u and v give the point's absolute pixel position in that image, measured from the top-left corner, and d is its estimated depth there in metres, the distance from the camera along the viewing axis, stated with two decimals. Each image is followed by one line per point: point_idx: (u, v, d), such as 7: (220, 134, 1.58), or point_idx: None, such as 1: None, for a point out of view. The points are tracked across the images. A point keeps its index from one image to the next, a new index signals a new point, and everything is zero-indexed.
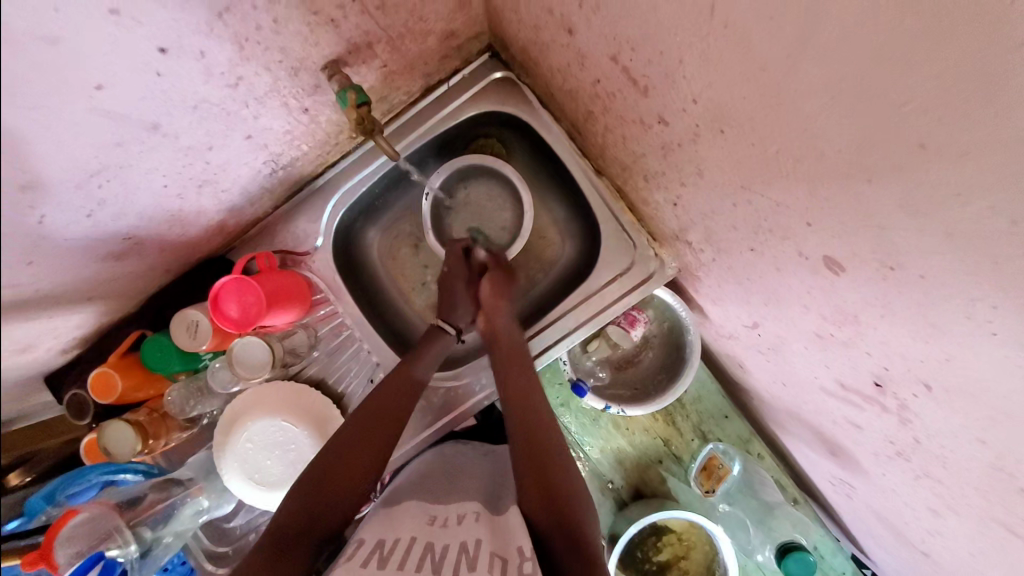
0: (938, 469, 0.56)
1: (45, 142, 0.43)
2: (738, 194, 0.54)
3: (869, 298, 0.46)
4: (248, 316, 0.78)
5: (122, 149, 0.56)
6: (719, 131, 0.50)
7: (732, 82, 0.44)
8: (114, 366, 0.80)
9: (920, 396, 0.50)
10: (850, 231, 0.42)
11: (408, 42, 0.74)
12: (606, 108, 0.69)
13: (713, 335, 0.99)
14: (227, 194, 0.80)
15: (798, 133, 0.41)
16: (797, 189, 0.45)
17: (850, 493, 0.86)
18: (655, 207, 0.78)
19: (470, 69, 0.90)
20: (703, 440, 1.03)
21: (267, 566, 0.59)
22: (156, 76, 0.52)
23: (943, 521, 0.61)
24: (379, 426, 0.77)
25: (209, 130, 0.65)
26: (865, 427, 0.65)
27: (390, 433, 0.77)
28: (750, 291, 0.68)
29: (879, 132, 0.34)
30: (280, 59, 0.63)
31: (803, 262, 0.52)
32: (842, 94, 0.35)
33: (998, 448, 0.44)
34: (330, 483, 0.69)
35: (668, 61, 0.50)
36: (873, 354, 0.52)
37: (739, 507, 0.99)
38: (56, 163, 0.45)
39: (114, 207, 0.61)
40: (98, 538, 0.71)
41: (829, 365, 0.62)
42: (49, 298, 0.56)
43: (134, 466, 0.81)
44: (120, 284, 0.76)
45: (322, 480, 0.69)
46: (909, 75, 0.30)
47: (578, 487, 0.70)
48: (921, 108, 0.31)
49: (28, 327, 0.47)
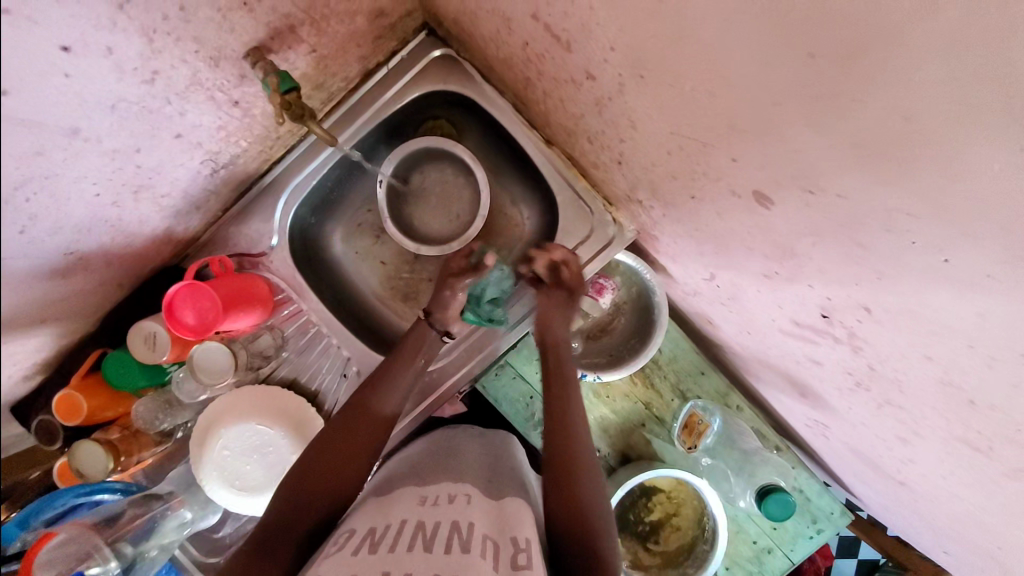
0: (896, 394, 0.57)
1: None
2: (670, 142, 0.54)
3: (800, 228, 0.46)
4: (206, 322, 0.77)
5: (44, 158, 0.55)
6: (640, 77, 0.50)
7: (640, 22, 0.43)
8: (77, 386, 0.80)
9: (864, 320, 0.51)
10: (771, 160, 0.43)
11: (334, 23, 0.73)
12: (540, 71, 0.68)
13: (679, 293, 1.00)
14: (169, 199, 0.78)
15: (706, 64, 0.40)
16: (719, 126, 0.45)
17: (825, 432, 0.88)
18: (604, 168, 0.78)
19: (407, 49, 0.89)
20: (682, 399, 1.03)
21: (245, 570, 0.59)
22: (65, 78, 0.51)
23: (910, 446, 0.63)
24: (369, 437, 0.76)
25: (133, 131, 0.63)
26: (825, 362, 0.66)
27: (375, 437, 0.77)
28: (703, 243, 0.69)
29: (774, 50, 0.34)
30: (196, 49, 0.61)
31: (738, 202, 0.52)
32: (735, 16, 0.35)
33: (944, 363, 0.45)
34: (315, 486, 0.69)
35: (581, 11, 0.49)
36: (816, 286, 0.52)
37: (721, 459, 1.01)
38: None
39: (47, 219, 0.61)
40: (78, 558, 0.70)
41: (782, 305, 0.63)
42: None
43: (110, 486, 0.79)
44: (70, 303, 0.75)
45: (307, 476, 0.69)
46: None
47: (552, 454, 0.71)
48: (807, 16, 0.31)
49: None
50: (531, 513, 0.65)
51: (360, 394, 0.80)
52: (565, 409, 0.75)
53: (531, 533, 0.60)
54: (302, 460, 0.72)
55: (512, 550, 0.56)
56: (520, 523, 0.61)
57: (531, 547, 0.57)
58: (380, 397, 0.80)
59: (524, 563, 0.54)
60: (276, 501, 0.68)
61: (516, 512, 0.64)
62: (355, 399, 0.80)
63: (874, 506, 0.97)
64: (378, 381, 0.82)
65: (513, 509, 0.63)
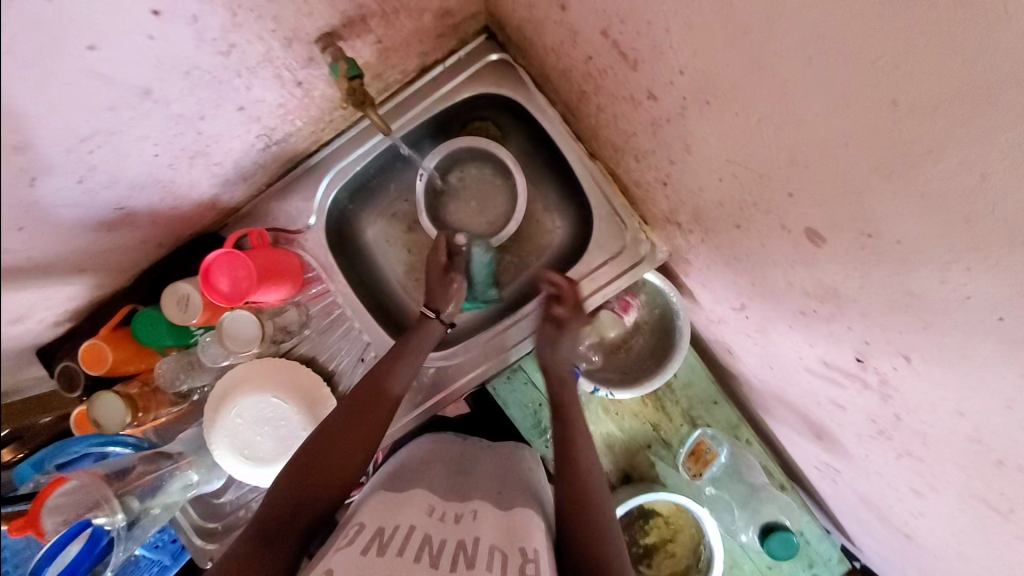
0: (919, 447, 0.56)
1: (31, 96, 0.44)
2: (724, 169, 0.54)
3: (849, 268, 0.46)
4: (239, 290, 0.78)
5: (113, 113, 0.56)
6: (706, 103, 0.50)
7: (717, 51, 0.44)
8: (105, 338, 0.81)
9: (900, 369, 0.50)
10: (828, 200, 0.43)
11: (403, 17, 0.75)
12: (598, 86, 0.70)
13: (702, 320, 1.00)
14: (220, 168, 0.80)
15: (780, 98, 0.41)
16: (781, 161, 0.46)
17: (835, 477, 0.87)
18: (647, 188, 0.78)
19: (466, 49, 0.90)
20: (692, 425, 1.03)
21: (247, 561, 0.59)
22: (148, 39, 0.53)
23: (924, 500, 0.62)
24: (366, 434, 0.75)
25: (201, 99, 0.65)
26: (849, 406, 0.66)
27: (379, 427, 0.77)
28: (738, 271, 0.69)
29: (854, 95, 0.35)
30: (274, 28, 0.63)
31: (786, 236, 0.52)
32: (820, 58, 0.35)
33: (975, 419, 0.45)
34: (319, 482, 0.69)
35: (656, 33, 0.50)
36: (855, 328, 0.52)
37: (725, 490, 1.00)
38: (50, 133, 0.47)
39: (107, 174, 0.61)
40: (85, 507, 0.71)
41: (812, 344, 0.63)
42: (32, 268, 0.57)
43: (124, 439, 0.82)
44: (109, 257, 0.76)
45: (310, 475, 0.69)
46: (884, 33, 0.31)
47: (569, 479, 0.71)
48: (894, 65, 0.31)
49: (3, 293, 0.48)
50: (540, 529, 0.66)
51: (365, 389, 0.79)
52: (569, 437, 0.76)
53: (539, 545, 0.62)
54: (307, 450, 0.71)
55: (519, 560, 0.58)
56: (528, 535, 0.63)
57: (539, 559, 0.60)
58: (386, 392, 0.79)
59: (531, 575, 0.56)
60: (279, 489, 0.68)
61: (526, 524, 0.65)
62: (362, 389, 0.79)
63: (874, 560, 0.95)
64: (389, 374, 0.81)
65: (517, 525, 0.64)
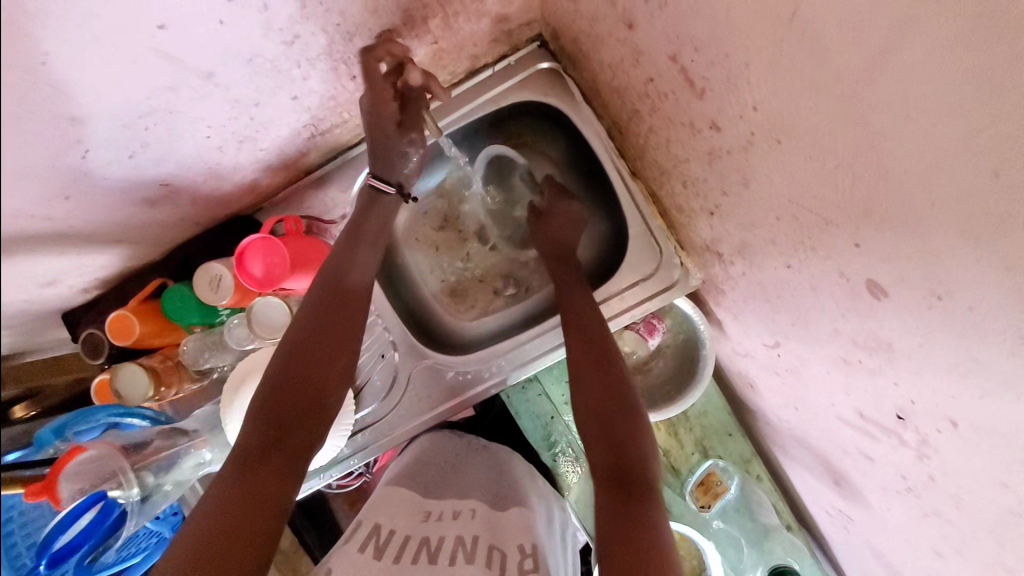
0: (951, 511, 0.54)
1: (60, 60, 0.44)
2: (784, 209, 0.54)
3: (909, 325, 0.45)
4: (271, 276, 0.78)
5: (173, 94, 0.59)
6: (776, 141, 0.50)
7: (801, 91, 0.43)
8: (134, 310, 0.80)
9: (945, 432, 0.49)
10: (901, 255, 0.42)
11: (463, 20, 0.74)
12: (654, 108, 0.70)
13: (726, 351, 0.98)
14: (266, 153, 0.80)
15: (864, 148, 0.40)
16: (851, 210, 0.45)
17: (847, 524, 0.85)
18: (690, 215, 0.78)
19: (517, 56, 0.90)
20: (703, 455, 1.02)
21: (239, 498, 0.57)
22: (217, 23, 0.54)
23: (946, 563, 0.60)
24: (330, 358, 0.70)
25: (259, 85, 0.66)
26: (878, 460, 0.64)
27: (346, 338, 0.73)
28: (778, 310, 0.68)
29: (954, 157, 0.34)
30: (338, 22, 0.63)
31: (842, 283, 0.51)
32: (921, 115, 0.34)
33: (1021, 493, 0.43)
34: (293, 412, 0.66)
35: (732, 65, 0.50)
36: (902, 385, 0.51)
37: (732, 525, 0.95)
38: (72, 92, 0.47)
39: (156, 150, 0.64)
40: (101, 477, 0.70)
41: (851, 393, 0.62)
42: (68, 235, 0.59)
43: (142, 412, 0.81)
44: (149, 230, 0.77)
45: (281, 402, 0.65)
46: (985, 108, 0.30)
47: (618, 412, 0.69)
48: (1001, 136, 0.30)
49: (29, 260, 0.48)
50: (534, 521, 0.65)
51: (310, 304, 0.72)
52: (590, 374, 0.73)
53: (538, 539, 0.61)
54: (271, 378, 0.67)
55: (517, 556, 0.57)
56: (523, 530, 0.62)
57: (538, 552, 0.59)
58: (338, 313, 0.73)
59: (530, 569, 0.56)
60: (251, 420, 0.64)
61: (520, 520, 0.64)
62: (314, 303, 0.72)
63: None
64: (341, 285, 0.75)
65: (512, 522, 0.63)
